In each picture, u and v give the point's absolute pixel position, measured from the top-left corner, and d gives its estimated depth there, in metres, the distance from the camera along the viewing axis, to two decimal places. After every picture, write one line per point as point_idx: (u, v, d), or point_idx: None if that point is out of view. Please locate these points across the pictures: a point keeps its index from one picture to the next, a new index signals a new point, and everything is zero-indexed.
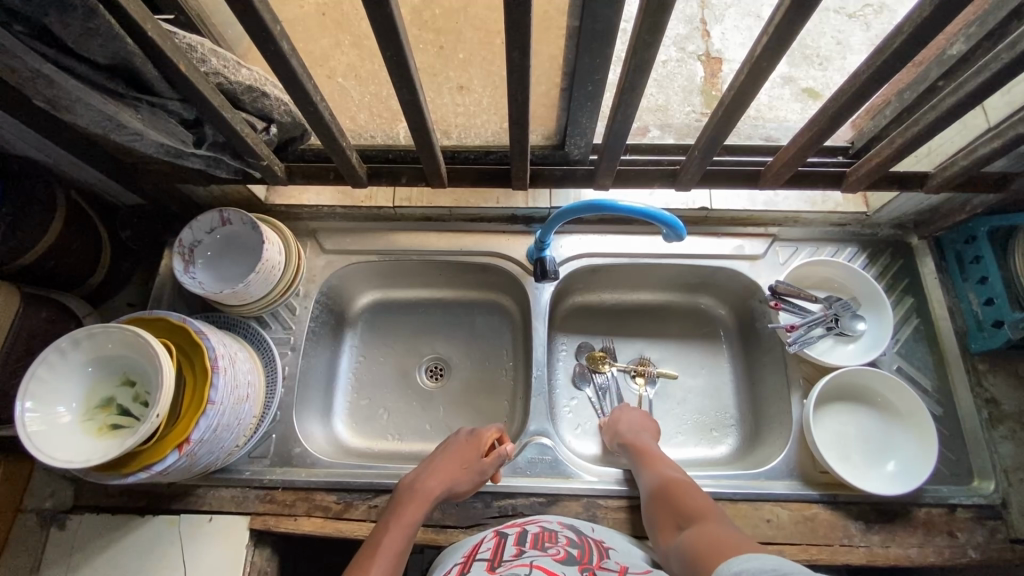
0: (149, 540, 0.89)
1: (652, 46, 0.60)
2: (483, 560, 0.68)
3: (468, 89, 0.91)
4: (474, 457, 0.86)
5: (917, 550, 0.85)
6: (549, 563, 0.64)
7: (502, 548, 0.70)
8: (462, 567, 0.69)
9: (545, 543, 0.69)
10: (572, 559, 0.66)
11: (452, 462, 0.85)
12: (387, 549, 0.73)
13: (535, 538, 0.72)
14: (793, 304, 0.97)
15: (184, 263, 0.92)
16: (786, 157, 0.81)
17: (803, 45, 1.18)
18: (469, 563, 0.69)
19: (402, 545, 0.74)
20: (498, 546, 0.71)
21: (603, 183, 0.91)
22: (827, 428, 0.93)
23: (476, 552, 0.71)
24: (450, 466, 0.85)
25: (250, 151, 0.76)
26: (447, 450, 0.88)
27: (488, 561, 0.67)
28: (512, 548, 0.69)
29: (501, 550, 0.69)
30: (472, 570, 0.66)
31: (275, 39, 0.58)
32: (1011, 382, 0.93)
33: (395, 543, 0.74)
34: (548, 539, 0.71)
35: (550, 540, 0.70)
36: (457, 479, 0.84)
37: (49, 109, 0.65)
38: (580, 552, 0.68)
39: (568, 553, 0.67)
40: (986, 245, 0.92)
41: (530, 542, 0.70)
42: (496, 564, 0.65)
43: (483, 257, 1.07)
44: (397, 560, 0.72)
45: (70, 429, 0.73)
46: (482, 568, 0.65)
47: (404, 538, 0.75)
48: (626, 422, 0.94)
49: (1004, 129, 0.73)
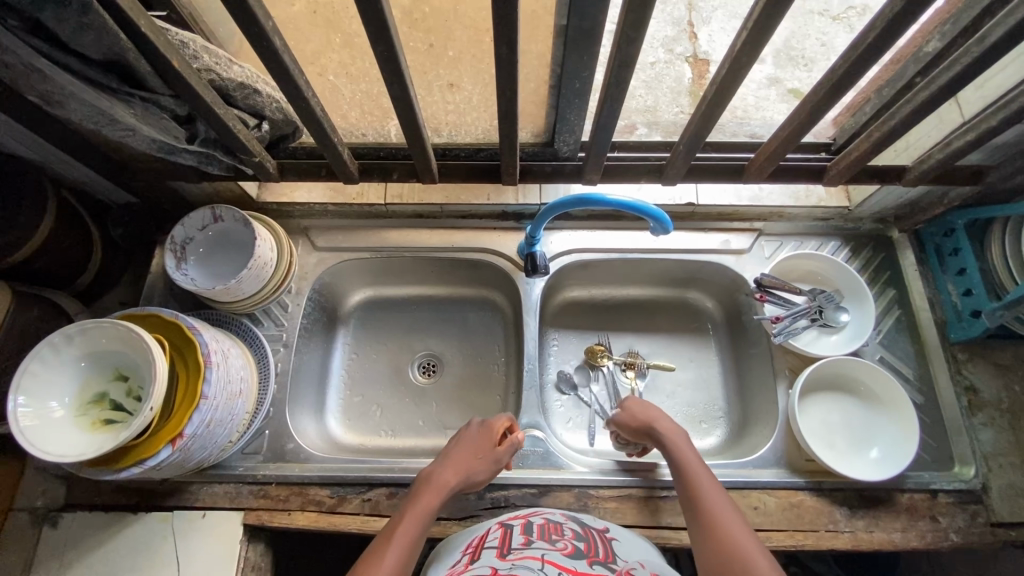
0: (142, 537, 0.89)
1: (635, 41, 0.61)
2: (491, 547, 0.66)
3: (459, 87, 0.95)
4: (489, 445, 0.85)
5: (901, 535, 0.87)
6: (559, 556, 0.62)
7: (510, 536, 0.68)
8: (468, 555, 0.67)
9: (552, 536, 0.68)
10: (579, 553, 0.64)
11: (466, 451, 0.83)
12: (403, 535, 0.70)
13: (541, 529, 0.70)
14: (777, 296, 1.00)
15: (176, 260, 0.92)
16: (769, 151, 0.83)
17: (788, 47, 1.21)
18: (478, 550, 0.67)
19: (419, 533, 0.71)
20: (506, 534, 0.69)
21: (591, 179, 0.92)
22: (812, 417, 0.95)
23: (484, 540, 0.69)
24: (466, 457, 0.82)
25: (242, 147, 0.76)
26: (459, 441, 0.86)
27: (498, 548, 0.65)
28: (520, 537, 0.67)
29: (509, 538, 0.68)
30: (481, 557, 0.64)
31: (267, 35, 0.59)
32: (989, 370, 0.96)
33: (410, 528, 0.71)
34: (554, 532, 0.69)
35: (557, 533, 0.69)
36: (473, 469, 0.82)
37: (41, 104, 0.67)
38: (586, 545, 0.67)
39: (575, 547, 0.66)
40: (964, 237, 0.94)
41: (537, 533, 0.69)
42: (507, 552, 0.64)
43: (474, 253, 1.08)
44: (412, 547, 0.69)
45: (63, 424, 0.73)
46: (492, 555, 0.64)
47: (421, 526, 0.72)
48: (635, 403, 0.90)
49: (976, 123, 0.76)
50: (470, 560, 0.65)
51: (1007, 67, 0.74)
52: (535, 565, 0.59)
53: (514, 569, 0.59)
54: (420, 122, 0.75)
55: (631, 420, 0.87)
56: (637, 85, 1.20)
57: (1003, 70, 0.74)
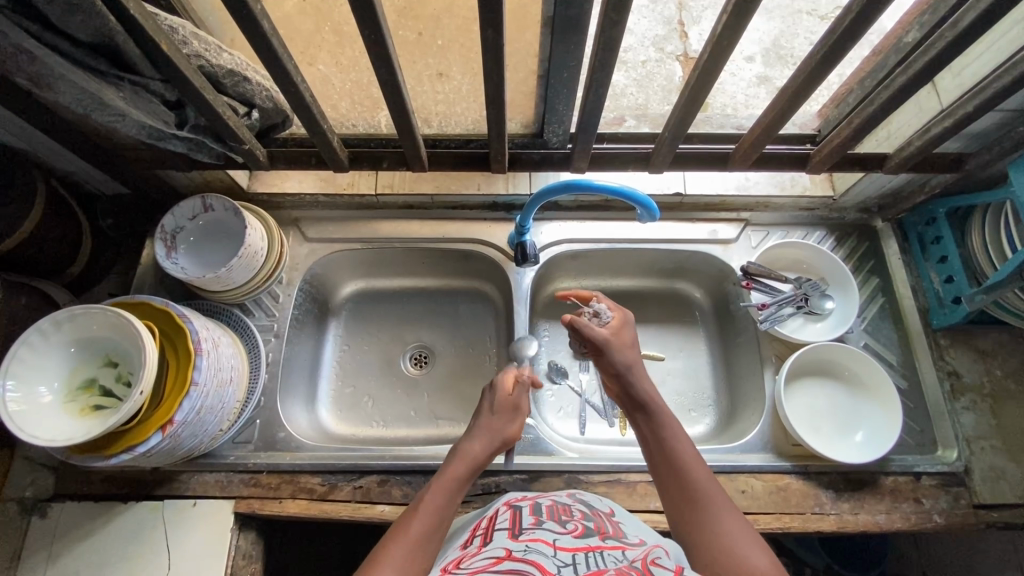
0: (132, 527, 0.89)
1: (618, 25, 0.62)
2: (502, 529, 0.62)
3: (447, 77, 0.96)
4: (508, 398, 0.80)
5: (885, 517, 0.88)
6: (573, 539, 0.58)
7: (519, 517, 0.64)
8: (478, 537, 0.62)
9: (561, 517, 0.64)
10: (592, 533, 0.61)
11: (488, 416, 0.78)
12: (428, 505, 0.65)
13: (550, 511, 0.66)
14: (764, 284, 1.02)
15: (167, 249, 0.93)
16: (752, 138, 0.84)
17: (777, 45, 1.23)
18: (487, 532, 0.62)
19: (447, 503, 0.66)
20: (515, 515, 0.65)
21: (580, 167, 0.93)
22: (798, 402, 0.96)
23: (494, 523, 0.65)
24: (491, 422, 0.77)
25: (232, 134, 0.77)
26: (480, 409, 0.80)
27: (509, 529, 0.61)
28: (530, 518, 0.64)
29: (519, 519, 0.64)
30: (492, 539, 0.60)
31: (256, 18, 0.60)
32: (971, 355, 0.97)
33: (440, 501, 0.66)
34: (563, 513, 0.66)
35: (566, 514, 0.65)
36: (501, 429, 0.77)
37: (30, 87, 0.67)
38: (596, 525, 0.63)
39: (587, 527, 0.62)
40: (946, 225, 0.96)
41: (547, 514, 0.65)
42: (519, 533, 0.59)
43: (465, 244, 1.09)
44: (441, 520, 0.64)
45: (53, 409, 0.74)
46: (503, 536, 0.59)
47: (449, 499, 0.67)
48: (625, 328, 0.83)
49: (954, 109, 0.77)
50: (480, 542, 0.60)
51: (982, 55, 0.76)
52: (550, 548, 0.55)
53: (528, 552, 0.54)
54: (408, 109, 0.76)
55: (612, 337, 0.80)
56: (627, 83, 1.21)
57: (978, 57, 0.76)
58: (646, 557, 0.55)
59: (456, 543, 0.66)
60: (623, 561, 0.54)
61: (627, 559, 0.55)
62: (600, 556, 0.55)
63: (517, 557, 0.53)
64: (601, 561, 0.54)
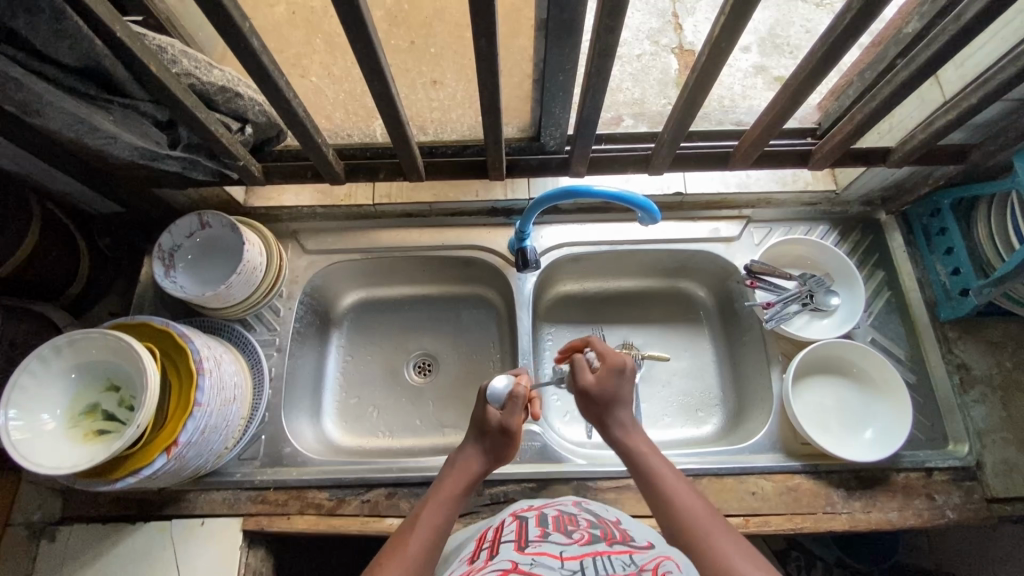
0: (140, 547, 0.88)
1: (614, 30, 0.61)
2: (508, 542, 0.61)
3: (441, 83, 0.98)
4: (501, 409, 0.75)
5: (897, 514, 0.88)
6: (579, 546, 0.58)
7: (525, 529, 0.63)
8: (483, 549, 0.61)
9: (568, 527, 0.63)
10: (599, 539, 0.60)
11: (486, 435, 0.75)
12: (424, 525, 0.66)
13: (556, 521, 0.66)
14: (768, 282, 1.00)
15: (165, 267, 0.92)
16: (752, 137, 0.83)
17: (773, 34, 1.21)
18: (493, 544, 0.61)
19: (444, 521, 0.67)
20: (521, 527, 0.64)
21: (578, 171, 0.91)
22: (807, 400, 0.95)
23: (500, 535, 0.64)
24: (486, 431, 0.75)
25: (226, 151, 0.76)
26: (482, 417, 0.75)
27: (515, 542, 0.60)
28: (536, 530, 0.63)
29: (525, 531, 0.63)
30: (498, 551, 0.59)
31: (246, 35, 0.58)
32: (980, 347, 0.96)
33: (436, 519, 0.66)
34: (569, 522, 0.65)
35: (572, 524, 0.65)
36: (499, 439, 0.74)
37: (19, 114, 0.66)
38: (602, 532, 0.63)
39: (593, 534, 0.62)
40: (950, 216, 0.95)
41: (553, 525, 0.64)
42: (525, 546, 0.58)
43: (465, 251, 1.08)
44: (437, 538, 0.65)
45: (55, 437, 0.73)
46: (510, 548, 0.58)
47: (446, 515, 0.68)
48: (613, 376, 0.77)
49: (956, 102, 0.76)
50: (485, 555, 0.59)
51: (984, 45, 0.75)
52: (556, 560, 0.54)
53: (534, 566, 0.53)
54: (403, 120, 0.75)
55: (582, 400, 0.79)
56: (624, 77, 1.20)
57: (981, 48, 0.75)
58: (656, 566, 0.54)
59: (463, 556, 0.65)
60: (631, 566, 0.54)
61: (635, 564, 0.54)
62: (608, 559, 0.55)
63: (523, 570, 0.52)
64: (609, 565, 0.54)
